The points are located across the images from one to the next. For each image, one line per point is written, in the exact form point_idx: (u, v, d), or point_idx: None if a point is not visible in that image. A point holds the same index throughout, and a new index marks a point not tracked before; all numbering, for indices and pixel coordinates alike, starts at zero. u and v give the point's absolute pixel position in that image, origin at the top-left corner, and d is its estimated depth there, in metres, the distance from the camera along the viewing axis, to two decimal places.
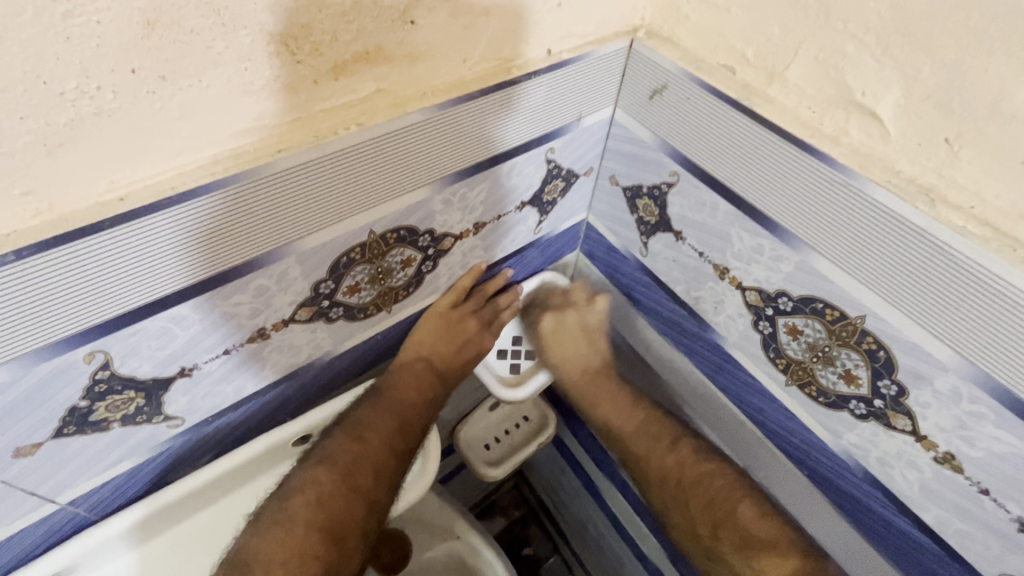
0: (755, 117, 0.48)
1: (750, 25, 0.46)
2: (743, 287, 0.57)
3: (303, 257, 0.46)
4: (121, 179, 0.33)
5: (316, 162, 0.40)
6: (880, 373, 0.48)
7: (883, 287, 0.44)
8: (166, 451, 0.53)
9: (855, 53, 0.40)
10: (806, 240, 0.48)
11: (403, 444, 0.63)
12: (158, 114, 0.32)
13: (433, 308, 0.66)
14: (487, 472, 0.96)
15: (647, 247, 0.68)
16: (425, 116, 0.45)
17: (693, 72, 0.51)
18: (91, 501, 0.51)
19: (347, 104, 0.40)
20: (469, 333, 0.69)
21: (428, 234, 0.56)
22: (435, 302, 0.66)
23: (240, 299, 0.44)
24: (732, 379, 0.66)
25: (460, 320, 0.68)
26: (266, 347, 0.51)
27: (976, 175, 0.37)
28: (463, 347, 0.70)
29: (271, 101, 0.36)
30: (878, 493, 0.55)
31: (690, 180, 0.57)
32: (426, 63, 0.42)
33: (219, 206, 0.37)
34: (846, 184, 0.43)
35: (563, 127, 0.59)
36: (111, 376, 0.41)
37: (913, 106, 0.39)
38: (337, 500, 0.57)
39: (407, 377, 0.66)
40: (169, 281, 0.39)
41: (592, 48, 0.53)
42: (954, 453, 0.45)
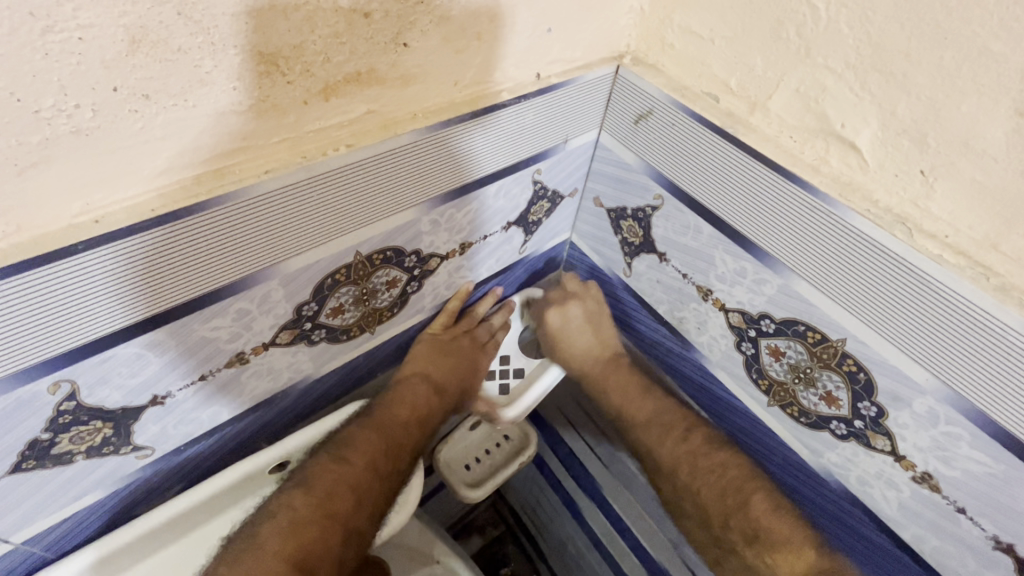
0: (739, 144, 0.49)
1: (733, 57, 0.47)
2: (726, 308, 0.58)
3: (286, 279, 0.44)
4: (97, 201, 0.32)
5: (304, 183, 0.39)
6: (859, 395, 0.49)
7: (863, 311, 0.46)
8: (133, 482, 0.50)
9: (834, 87, 0.42)
10: (788, 264, 0.50)
11: (387, 464, 0.63)
12: (140, 134, 0.31)
13: (427, 332, 0.67)
14: (468, 494, 0.94)
15: (630, 267, 0.69)
16: (415, 138, 0.44)
17: (678, 99, 0.52)
18: (49, 539, 0.47)
19: (337, 125, 0.39)
20: (468, 348, 0.70)
21: (414, 255, 0.55)
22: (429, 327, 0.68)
23: (220, 322, 0.43)
24: (714, 399, 0.67)
25: (453, 340, 0.69)
26: (245, 371, 0.49)
27: (949, 206, 0.39)
28: (466, 360, 0.70)
29: (259, 121, 0.35)
30: (857, 511, 0.56)
31: (674, 203, 0.58)
32: (417, 85, 0.42)
33: (198, 228, 0.36)
34: (827, 212, 0.45)
35: (550, 148, 0.59)
36: (78, 406, 0.39)
37: (889, 138, 0.40)
38: (309, 527, 0.57)
39: (403, 395, 0.66)
40: (141, 307, 0.37)
41: (580, 73, 0.53)
42: (931, 473, 0.47)
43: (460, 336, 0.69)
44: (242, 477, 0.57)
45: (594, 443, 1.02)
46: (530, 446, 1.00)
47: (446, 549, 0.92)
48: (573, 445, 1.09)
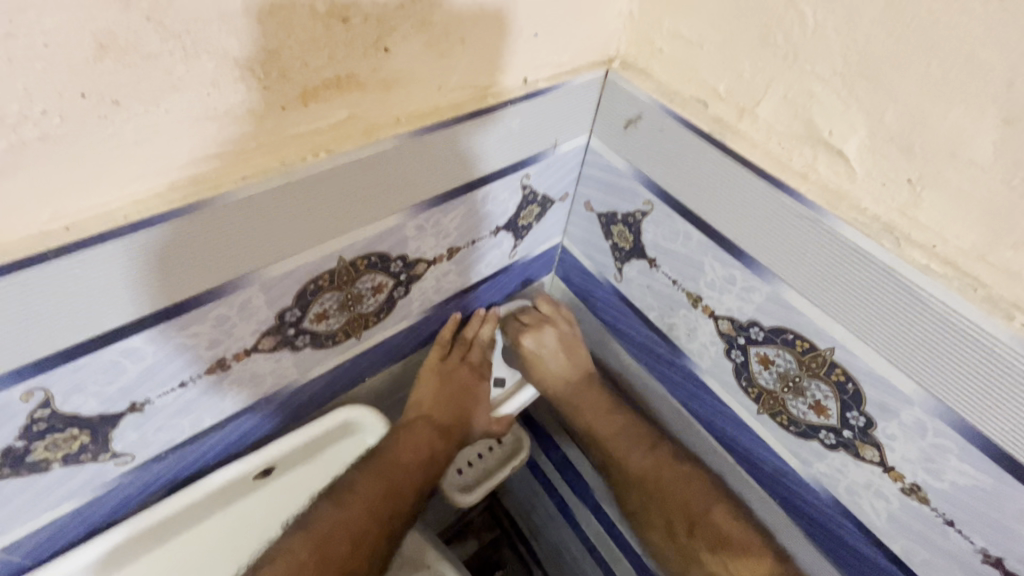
0: (728, 151, 0.48)
1: (722, 62, 0.47)
2: (716, 315, 0.58)
3: (267, 285, 0.44)
4: (67, 209, 0.31)
5: (283, 189, 0.39)
6: (848, 405, 0.48)
7: (852, 320, 0.45)
8: (113, 489, 0.49)
9: (821, 94, 0.41)
10: (776, 272, 0.49)
11: (387, 509, 0.61)
12: (110, 140, 0.30)
13: (425, 365, 0.71)
14: (460, 498, 0.92)
15: (621, 273, 0.68)
16: (397, 143, 0.44)
17: (667, 104, 0.52)
18: (27, 546, 0.47)
19: (317, 131, 0.39)
20: (464, 381, 0.71)
21: (400, 260, 0.54)
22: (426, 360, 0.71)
23: (198, 329, 0.42)
24: (704, 407, 0.66)
25: (453, 370, 0.71)
26: (226, 377, 0.48)
27: (937, 216, 0.38)
28: (464, 394, 0.71)
29: (235, 127, 0.35)
30: (846, 521, 0.55)
31: (663, 209, 0.57)
32: (400, 90, 0.42)
33: (172, 236, 0.35)
34: (815, 219, 0.44)
35: (539, 153, 0.58)
36: (52, 414, 0.38)
37: (877, 146, 0.40)
38: (305, 570, 0.54)
39: (406, 439, 0.65)
40: (114, 315, 0.36)
41: (568, 78, 0.53)
42: (920, 485, 0.46)
43: (453, 372, 0.71)
44: (225, 483, 0.56)
45: (586, 448, 1.02)
46: (522, 450, 0.99)
47: (436, 553, 0.91)
48: (567, 449, 1.08)
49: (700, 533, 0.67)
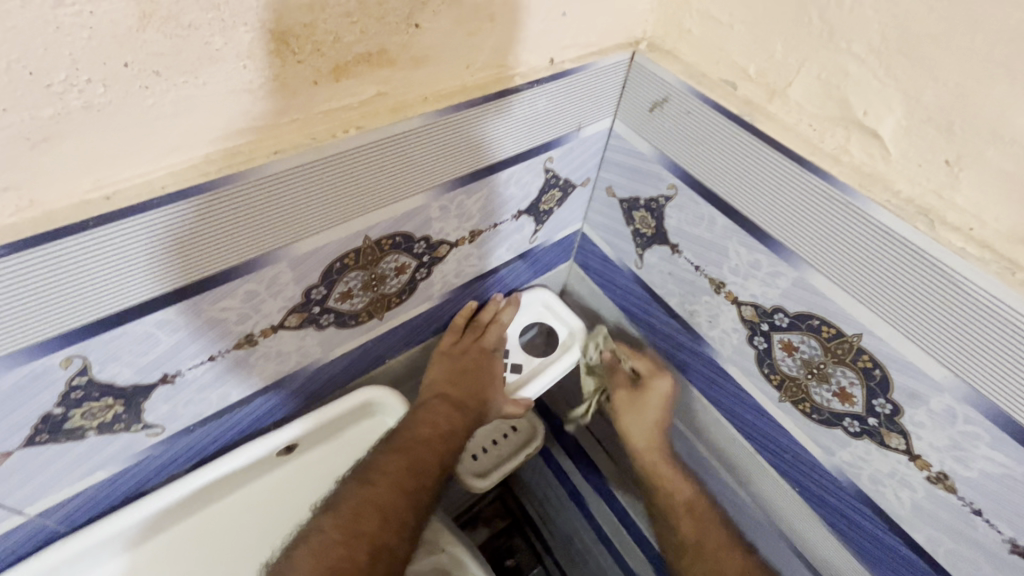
0: (756, 133, 0.48)
1: (753, 42, 0.46)
2: (739, 302, 0.57)
3: (295, 262, 0.44)
4: (107, 177, 0.32)
5: (313, 165, 0.39)
6: (874, 392, 0.48)
7: (880, 306, 0.44)
8: (144, 460, 0.50)
9: (857, 74, 0.41)
10: (803, 256, 0.48)
11: (415, 483, 0.60)
12: (150, 110, 0.31)
13: (437, 351, 0.72)
14: (474, 483, 0.92)
15: (642, 259, 0.68)
16: (425, 122, 0.44)
17: (694, 86, 0.51)
18: (62, 514, 0.48)
19: (347, 107, 0.39)
20: (477, 361, 0.71)
21: (423, 241, 0.54)
22: (439, 346, 0.72)
23: (229, 304, 0.43)
24: (725, 394, 0.66)
25: (463, 353, 0.71)
26: (253, 354, 0.49)
27: (975, 197, 0.38)
28: (479, 372, 0.70)
29: (270, 100, 0.35)
30: (867, 510, 0.55)
31: (688, 194, 0.57)
32: (429, 68, 0.42)
33: (207, 208, 0.36)
34: (846, 203, 0.43)
35: (563, 136, 0.58)
36: (89, 382, 0.39)
37: (914, 126, 0.39)
38: (338, 548, 0.53)
39: (423, 414, 0.65)
40: (151, 287, 0.37)
41: (595, 59, 0.53)
42: (948, 473, 0.45)
43: (465, 353, 0.71)
44: (250, 459, 0.57)
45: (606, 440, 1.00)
46: (537, 438, 1.00)
47: (451, 537, 0.92)
48: (582, 439, 1.08)
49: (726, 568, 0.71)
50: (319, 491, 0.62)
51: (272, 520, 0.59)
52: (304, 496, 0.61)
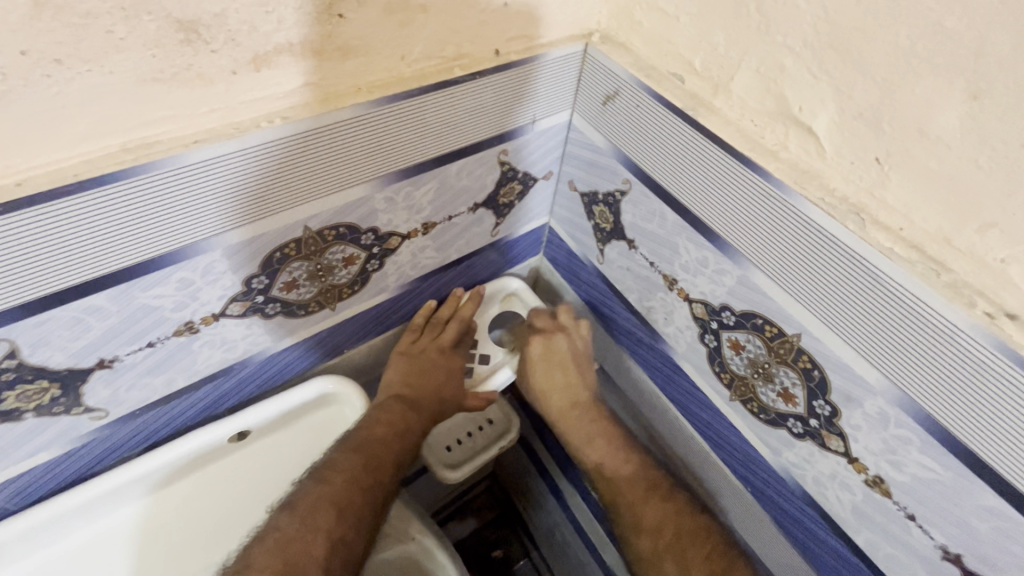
0: (700, 127, 0.47)
1: (697, 35, 0.46)
2: (690, 299, 0.56)
3: (229, 251, 0.45)
4: (17, 164, 0.32)
5: (238, 155, 0.40)
6: (814, 393, 0.47)
7: (817, 305, 0.44)
8: (91, 442, 0.51)
9: (793, 68, 0.40)
10: (745, 254, 0.48)
11: (370, 479, 0.61)
12: (56, 98, 0.31)
13: (396, 351, 0.72)
14: (445, 475, 0.93)
15: (603, 254, 0.67)
16: (358, 113, 0.44)
17: (643, 80, 0.51)
18: (9, 492, 0.49)
19: (272, 97, 0.39)
20: (435, 360, 0.71)
21: (371, 232, 0.54)
22: (398, 346, 0.73)
23: (161, 291, 0.43)
24: (682, 392, 0.65)
25: (420, 352, 0.71)
26: (196, 341, 0.50)
27: (904, 197, 0.37)
28: (437, 370, 0.71)
29: (185, 89, 0.35)
30: (813, 512, 0.54)
31: (641, 189, 0.56)
32: (359, 59, 0.42)
33: (125, 196, 0.36)
34: (783, 200, 0.43)
35: (517, 129, 0.58)
36: (20, 365, 0.40)
37: (846, 123, 0.38)
38: (294, 542, 0.55)
39: (380, 413, 0.65)
40: (73, 273, 0.38)
41: (544, 51, 0.52)
42: (882, 477, 0.45)
43: (423, 352, 0.71)
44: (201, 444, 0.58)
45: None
46: (513, 431, 0.99)
47: (421, 527, 0.92)
48: None
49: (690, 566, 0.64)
50: (274, 487, 0.60)
51: (224, 510, 0.59)
52: (257, 492, 0.60)
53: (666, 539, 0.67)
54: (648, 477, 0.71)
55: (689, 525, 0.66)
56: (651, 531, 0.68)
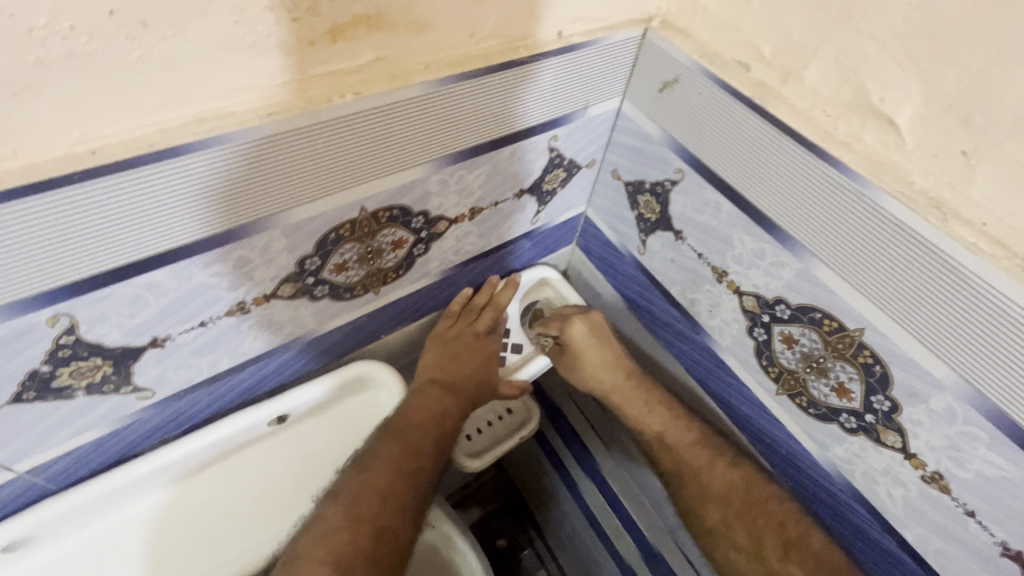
0: (767, 116, 0.46)
1: (768, 21, 0.45)
2: (741, 292, 0.56)
3: (289, 230, 0.44)
4: (94, 132, 0.31)
5: (309, 129, 0.38)
6: (873, 388, 0.47)
7: (884, 299, 0.43)
8: (134, 423, 0.50)
9: (876, 57, 0.39)
10: (808, 246, 0.47)
11: (410, 465, 0.60)
12: (137, 64, 0.30)
13: (432, 334, 0.72)
14: (465, 463, 0.91)
15: (645, 244, 0.67)
16: (425, 91, 0.43)
17: (706, 67, 0.50)
18: (50, 472, 0.48)
19: (345, 71, 0.38)
20: (470, 344, 0.70)
21: (422, 216, 0.54)
22: (434, 330, 0.72)
23: (220, 269, 0.42)
24: (722, 384, 0.65)
25: (456, 336, 0.70)
26: (246, 321, 0.49)
27: (991, 192, 0.36)
28: (473, 356, 0.70)
29: (263, 59, 0.34)
30: (860, 507, 0.54)
31: (694, 178, 0.56)
32: (431, 34, 0.40)
33: (196, 169, 0.35)
34: (856, 192, 0.42)
35: (569, 114, 0.57)
36: (77, 341, 0.39)
37: (933, 115, 0.37)
38: (341, 533, 0.54)
39: (416, 398, 0.64)
40: (139, 247, 0.37)
41: (604, 34, 0.51)
42: (942, 474, 0.45)
43: (457, 336, 0.70)
44: (241, 427, 0.57)
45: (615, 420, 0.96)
46: (533, 421, 0.98)
47: (441, 514, 0.91)
48: (578, 426, 1.09)
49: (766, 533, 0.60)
50: (310, 467, 0.61)
51: (263, 492, 0.59)
52: (297, 475, 0.60)
53: (737, 506, 0.62)
54: (710, 442, 0.66)
55: (761, 492, 0.61)
56: (719, 500, 0.64)
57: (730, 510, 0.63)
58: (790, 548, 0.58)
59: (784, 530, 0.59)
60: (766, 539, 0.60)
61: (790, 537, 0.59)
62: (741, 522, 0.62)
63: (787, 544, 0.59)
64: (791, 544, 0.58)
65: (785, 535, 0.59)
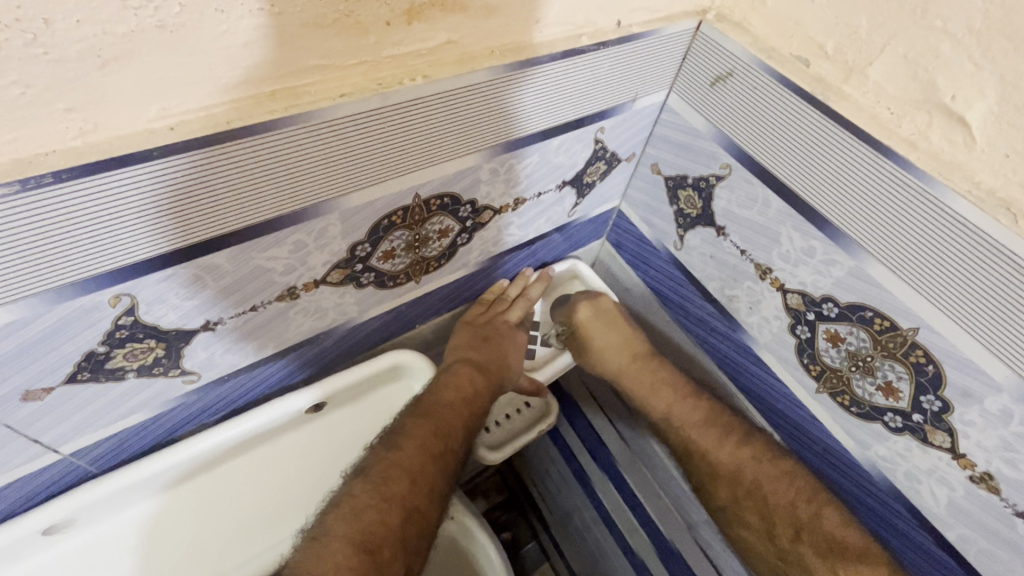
0: (828, 113, 0.46)
1: (833, 16, 0.43)
2: (785, 289, 0.56)
3: (345, 215, 0.43)
4: (172, 107, 0.30)
5: (377, 111, 0.38)
6: (923, 388, 0.47)
7: (943, 299, 0.43)
8: (177, 407, 0.50)
9: (950, 55, 0.38)
10: (863, 245, 0.47)
11: (442, 447, 0.59)
12: (221, 38, 0.29)
13: (463, 320, 0.71)
14: (482, 455, 0.87)
15: (682, 240, 0.66)
16: (489, 77, 0.42)
17: (764, 61, 0.49)
18: (93, 455, 0.48)
19: (416, 53, 0.37)
20: (501, 332, 0.70)
21: (469, 205, 0.53)
22: (465, 316, 0.71)
23: (277, 253, 0.42)
24: (757, 382, 0.65)
25: (487, 324, 0.70)
26: (293, 307, 0.48)
27: None
28: (503, 343, 0.69)
29: (341, 38, 0.33)
30: (899, 506, 0.55)
31: (742, 174, 0.55)
32: (500, 18, 0.39)
33: (267, 148, 0.34)
34: (922, 190, 0.42)
35: (617, 106, 0.56)
36: (135, 323, 0.39)
37: (1008, 115, 0.37)
38: (370, 512, 0.53)
39: (448, 379, 0.63)
40: (204, 228, 0.36)
41: (661, 25, 0.50)
42: (993, 474, 0.45)
43: (489, 324, 0.69)
44: (280, 414, 0.57)
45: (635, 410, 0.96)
46: (552, 414, 0.91)
47: (460, 506, 0.91)
48: (595, 421, 1.09)
49: (771, 513, 0.62)
50: (345, 455, 0.60)
51: (301, 480, 0.58)
52: (334, 464, 0.59)
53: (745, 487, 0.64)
54: (718, 421, 0.67)
55: (770, 471, 0.62)
56: (729, 480, 0.65)
57: (737, 489, 0.65)
58: (800, 529, 0.60)
59: (795, 509, 0.61)
60: (778, 519, 0.62)
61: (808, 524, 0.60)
62: (751, 504, 0.64)
63: (798, 526, 0.60)
64: (800, 522, 0.60)
65: (795, 514, 0.60)
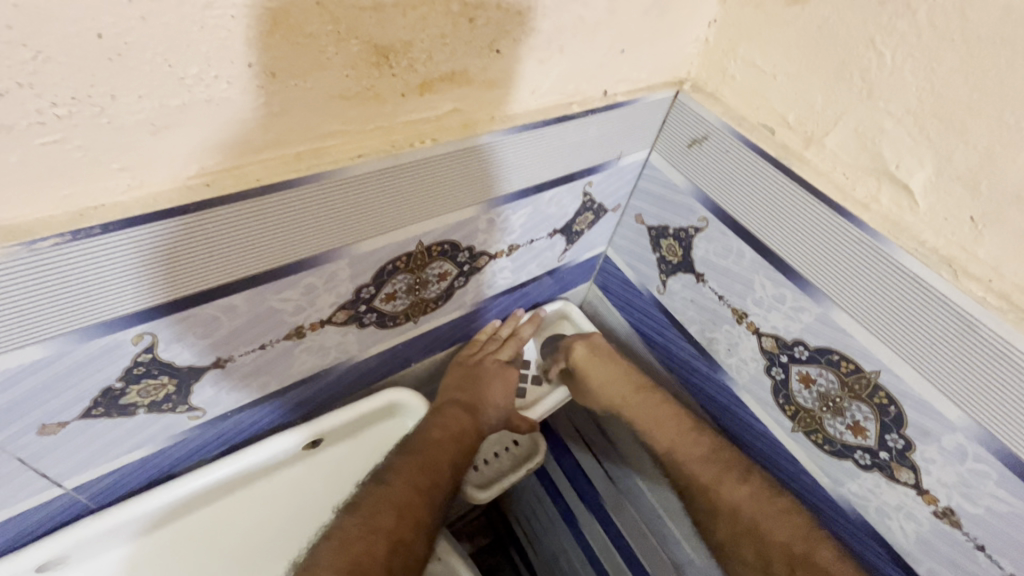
0: (791, 176, 0.51)
1: (794, 93, 0.49)
2: (760, 332, 0.60)
3: (354, 260, 0.47)
4: (210, 167, 0.34)
5: (389, 170, 0.42)
6: (888, 427, 0.51)
7: (899, 344, 0.48)
8: (179, 441, 0.51)
9: (892, 130, 0.43)
10: (828, 294, 0.52)
11: (431, 484, 0.60)
12: (259, 109, 0.33)
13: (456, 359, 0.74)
14: (474, 493, 0.85)
15: (665, 285, 0.71)
16: (491, 139, 0.47)
17: (735, 128, 0.54)
18: (94, 489, 0.49)
19: (426, 120, 0.42)
20: (492, 371, 0.72)
21: (467, 251, 0.57)
22: (458, 356, 0.74)
23: (289, 295, 0.45)
24: (737, 421, 0.68)
25: (479, 363, 0.72)
26: (299, 345, 0.51)
27: (996, 252, 0.41)
28: (494, 380, 0.72)
29: (360, 107, 0.37)
30: (872, 542, 0.58)
31: (717, 226, 0.60)
32: (501, 90, 0.44)
33: (290, 201, 0.38)
34: (875, 247, 0.47)
35: (604, 163, 0.61)
36: (152, 359, 0.41)
37: (944, 184, 0.42)
38: (358, 543, 0.54)
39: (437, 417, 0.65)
40: (224, 273, 0.39)
41: (644, 94, 0.55)
42: (953, 508, 0.49)
43: (480, 363, 0.72)
44: (278, 450, 0.58)
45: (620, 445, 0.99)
46: (540, 453, 0.89)
47: (448, 547, 0.90)
48: (583, 459, 1.10)
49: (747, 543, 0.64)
50: (341, 489, 0.61)
51: (296, 515, 0.59)
52: (330, 498, 0.61)
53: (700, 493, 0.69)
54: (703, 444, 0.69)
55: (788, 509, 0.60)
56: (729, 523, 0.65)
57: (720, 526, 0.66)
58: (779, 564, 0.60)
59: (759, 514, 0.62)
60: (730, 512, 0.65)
61: (798, 565, 0.59)
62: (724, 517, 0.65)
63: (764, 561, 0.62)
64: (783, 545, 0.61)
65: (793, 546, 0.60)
